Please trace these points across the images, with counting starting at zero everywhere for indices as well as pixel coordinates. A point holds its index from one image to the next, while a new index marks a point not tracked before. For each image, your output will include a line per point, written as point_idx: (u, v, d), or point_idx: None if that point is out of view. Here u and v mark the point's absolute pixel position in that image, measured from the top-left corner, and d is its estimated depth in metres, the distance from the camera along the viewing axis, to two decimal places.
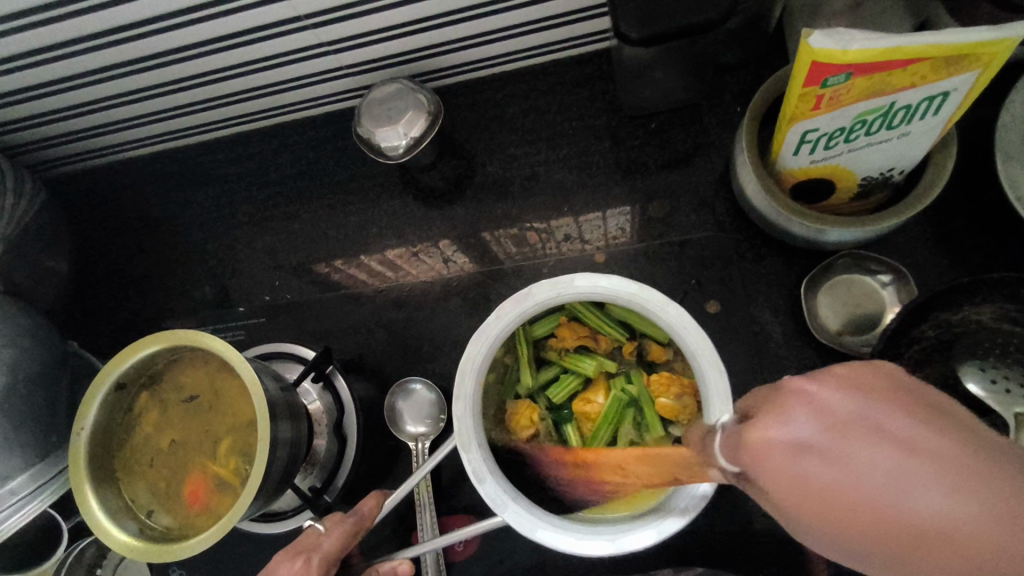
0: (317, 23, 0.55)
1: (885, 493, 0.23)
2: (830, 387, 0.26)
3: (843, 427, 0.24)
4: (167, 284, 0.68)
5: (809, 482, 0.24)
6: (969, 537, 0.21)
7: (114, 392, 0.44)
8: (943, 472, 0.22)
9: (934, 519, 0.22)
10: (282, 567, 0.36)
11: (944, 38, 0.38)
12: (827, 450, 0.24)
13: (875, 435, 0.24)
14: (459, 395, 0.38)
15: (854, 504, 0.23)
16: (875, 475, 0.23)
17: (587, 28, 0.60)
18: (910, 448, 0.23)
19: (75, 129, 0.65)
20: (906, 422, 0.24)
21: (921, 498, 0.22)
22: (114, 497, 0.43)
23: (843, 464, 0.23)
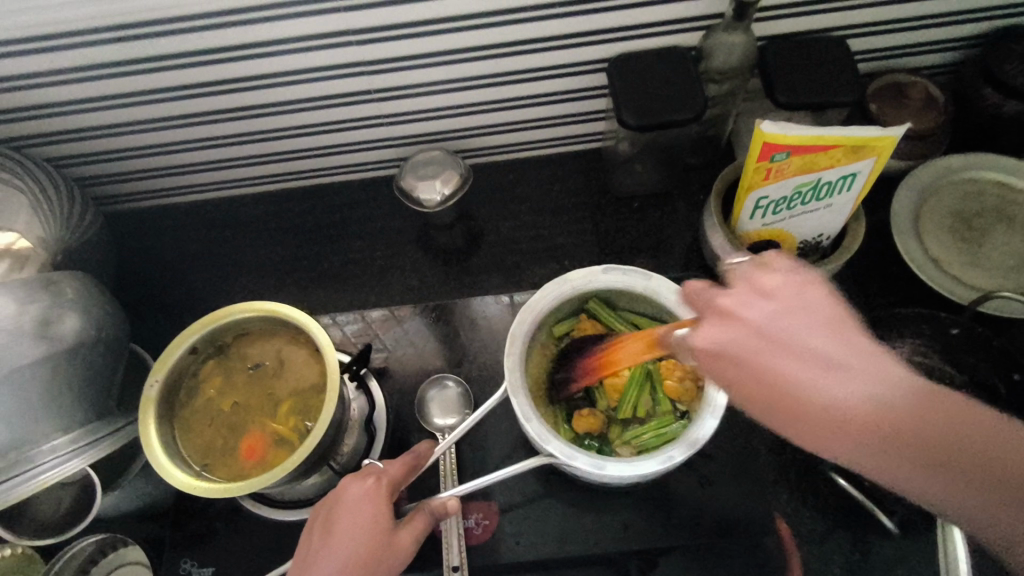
0: (381, 98, 0.69)
1: (805, 385, 0.35)
2: (760, 292, 0.39)
3: (758, 332, 0.37)
4: (196, 311, 0.74)
5: (740, 370, 0.37)
6: (856, 408, 0.33)
7: (189, 353, 0.49)
8: (833, 383, 0.34)
9: (839, 398, 0.34)
10: (354, 484, 0.41)
11: (850, 133, 0.56)
12: (746, 345, 0.37)
13: (788, 332, 0.37)
14: (509, 352, 0.47)
15: (771, 381, 0.36)
16: (788, 366, 0.36)
17: (586, 128, 0.78)
18: (804, 342, 0.36)
19: (139, 168, 0.74)
20: (804, 324, 0.37)
21: (833, 393, 0.34)
22: (174, 448, 0.46)
23: (757, 355, 0.37)
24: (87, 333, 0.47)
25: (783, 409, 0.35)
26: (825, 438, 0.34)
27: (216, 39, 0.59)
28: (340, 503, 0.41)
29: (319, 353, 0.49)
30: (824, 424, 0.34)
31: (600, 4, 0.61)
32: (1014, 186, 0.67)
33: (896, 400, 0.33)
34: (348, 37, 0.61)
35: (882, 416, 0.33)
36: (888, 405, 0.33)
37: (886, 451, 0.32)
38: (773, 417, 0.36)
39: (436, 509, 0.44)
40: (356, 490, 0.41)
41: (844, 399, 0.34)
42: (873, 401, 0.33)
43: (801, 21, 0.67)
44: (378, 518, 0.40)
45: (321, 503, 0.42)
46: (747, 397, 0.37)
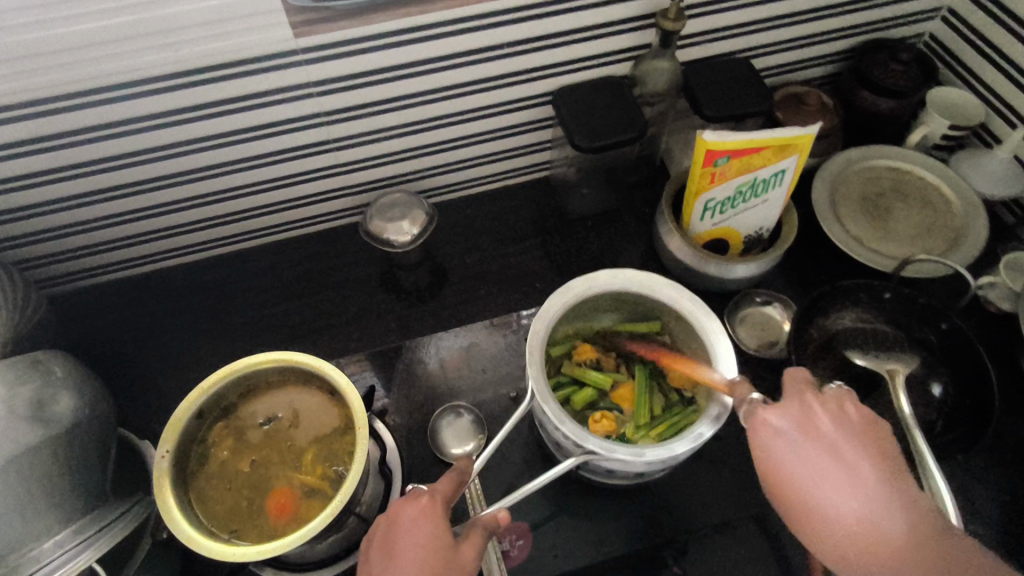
0: (341, 146, 0.70)
1: (818, 498, 0.41)
2: (852, 427, 0.44)
3: (820, 454, 0.42)
4: (160, 386, 0.69)
5: (804, 472, 0.42)
6: (885, 533, 0.39)
7: (197, 417, 0.46)
8: (866, 514, 0.40)
9: (871, 528, 0.39)
10: (408, 505, 0.42)
11: (775, 134, 0.65)
12: (806, 465, 0.42)
13: (848, 454, 0.42)
14: (531, 362, 0.49)
15: (815, 507, 0.41)
16: (838, 490, 0.41)
17: (533, 159, 0.82)
18: (849, 469, 0.41)
19: (80, 245, 0.70)
20: (853, 450, 0.42)
21: (840, 505, 0.40)
22: (197, 519, 0.43)
23: (802, 479, 0.42)
24: (83, 413, 0.45)
25: (820, 534, 0.41)
26: (848, 558, 0.39)
27: (173, 101, 0.59)
28: (398, 526, 0.41)
29: (337, 394, 0.49)
30: (842, 548, 0.40)
31: (542, 42, 0.67)
32: (902, 169, 0.80)
33: (896, 534, 0.39)
34: (310, 89, 0.63)
35: (920, 547, 0.38)
36: (899, 537, 0.39)
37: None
38: (818, 542, 0.41)
39: (487, 520, 0.44)
40: (411, 511, 0.42)
41: (873, 522, 0.39)
42: (883, 528, 0.39)
43: (712, 46, 0.76)
44: (438, 536, 0.41)
45: (373, 529, 0.43)
46: (779, 496, 0.43)
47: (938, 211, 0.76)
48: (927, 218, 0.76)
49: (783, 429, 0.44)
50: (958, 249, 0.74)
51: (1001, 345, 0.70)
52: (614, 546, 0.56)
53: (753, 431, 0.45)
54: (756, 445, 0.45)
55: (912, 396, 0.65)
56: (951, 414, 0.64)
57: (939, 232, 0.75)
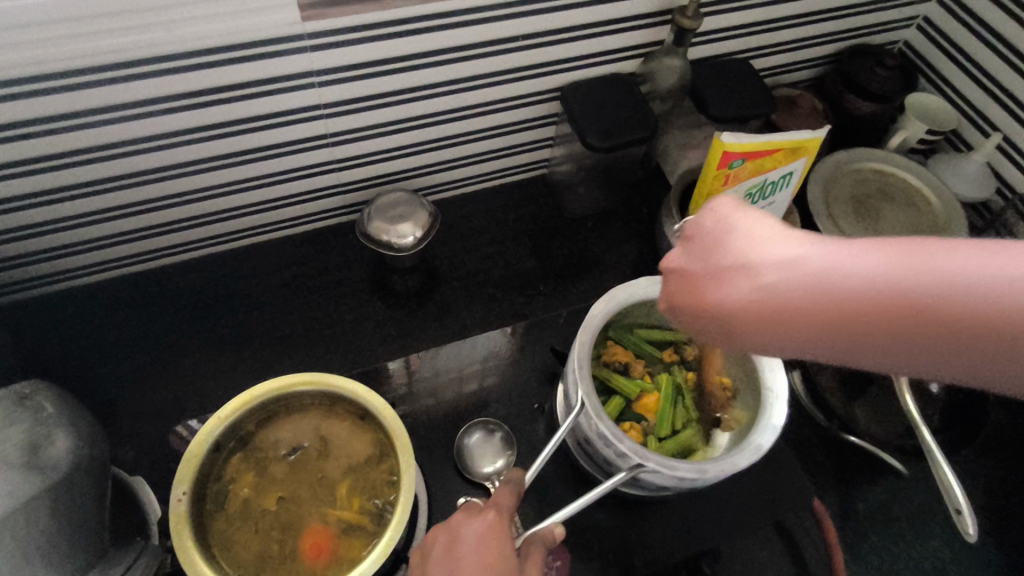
0: (335, 141, 0.65)
1: (742, 275, 0.34)
2: (737, 214, 0.36)
3: (726, 250, 0.35)
4: (134, 409, 0.61)
5: (722, 266, 0.35)
6: (814, 296, 0.31)
7: (213, 452, 0.41)
8: (801, 278, 0.32)
9: (801, 296, 0.32)
10: (473, 521, 0.39)
11: (790, 136, 0.65)
12: (717, 262, 0.36)
13: (753, 236, 0.35)
14: (581, 375, 0.46)
15: (742, 295, 0.34)
16: (762, 261, 0.34)
17: (531, 157, 0.79)
18: (761, 248, 0.34)
19: (31, 251, 0.61)
20: (759, 230, 0.35)
21: (765, 276, 0.33)
22: (223, 569, 0.38)
23: (704, 283, 0.36)
24: (81, 455, 0.38)
25: (744, 325, 0.34)
26: (765, 336, 0.33)
27: (153, 89, 0.52)
28: (460, 542, 0.38)
29: (370, 419, 0.44)
30: (767, 328, 0.33)
31: (554, 37, 0.64)
32: (886, 172, 0.82)
33: (864, 285, 0.30)
34: (310, 78, 0.57)
35: (864, 296, 0.30)
36: (838, 296, 0.31)
37: (840, 338, 0.31)
38: (739, 333, 0.34)
39: (545, 537, 0.41)
40: (477, 528, 0.39)
41: (805, 295, 0.32)
42: (835, 286, 0.31)
43: (714, 46, 0.76)
44: (506, 555, 0.38)
45: (430, 544, 0.39)
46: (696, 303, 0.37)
47: (921, 213, 0.80)
48: (912, 220, 0.79)
49: (694, 253, 0.37)
50: None
51: None
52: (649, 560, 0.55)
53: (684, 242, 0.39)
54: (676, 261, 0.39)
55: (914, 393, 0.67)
56: (947, 410, 0.66)
57: (925, 233, 0.78)
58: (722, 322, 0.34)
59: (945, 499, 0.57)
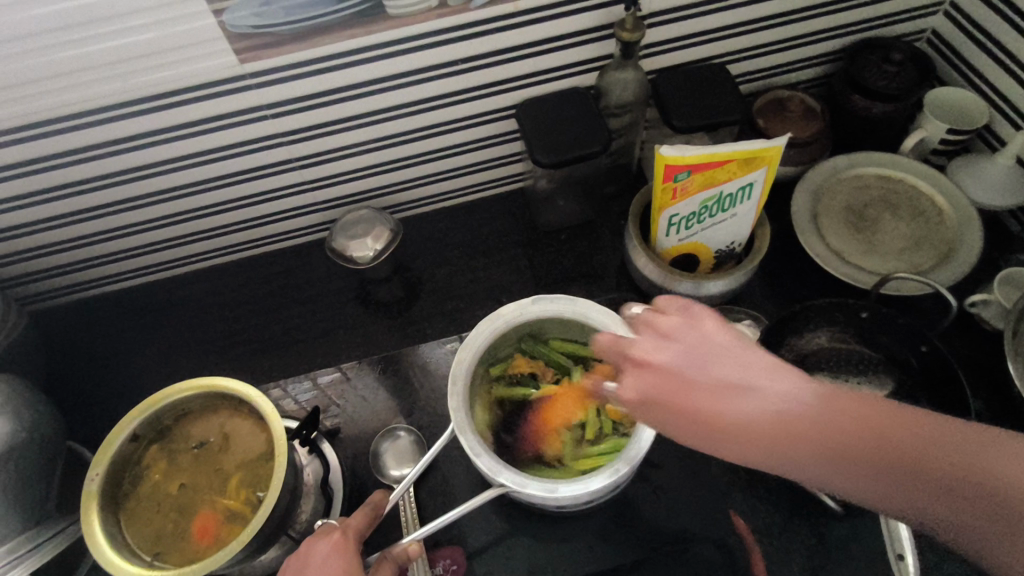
0: (304, 165, 0.71)
1: (712, 385, 0.38)
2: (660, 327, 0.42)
3: (668, 372, 0.40)
4: (135, 399, 0.72)
5: (687, 382, 0.39)
6: (797, 412, 0.37)
7: (128, 442, 0.48)
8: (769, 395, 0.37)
9: (778, 408, 0.37)
10: (321, 541, 0.43)
11: (738, 147, 0.62)
12: (650, 385, 0.40)
13: (711, 339, 0.40)
14: (452, 391, 0.48)
15: (688, 390, 0.39)
16: (721, 389, 0.38)
17: (505, 171, 0.81)
18: (725, 352, 0.40)
19: (62, 264, 0.73)
20: (711, 343, 0.40)
21: (743, 394, 0.38)
22: (120, 540, 0.45)
23: (675, 389, 0.39)
24: (19, 437, 0.47)
25: (708, 422, 0.38)
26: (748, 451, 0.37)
27: (130, 127, 0.61)
28: (308, 563, 0.42)
29: (264, 420, 0.49)
30: (748, 436, 0.37)
31: (498, 58, 0.66)
32: (893, 178, 0.75)
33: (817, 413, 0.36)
34: (264, 112, 0.63)
35: (832, 427, 0.36)
36: (822, 417, 0.36)
37: (822, 456, 0.36)
38: (685, 426, 0.39)
39: (398, 556, 0.45)
40: (323, 548, 0.43)
41: (788, 410, 0.37)
42: (791, 413, 0.37)
43: (686, 53, 0.73)
44: (349, 569, 0.42)
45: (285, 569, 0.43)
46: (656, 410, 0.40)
47: (930, 223, 0.72)
48: (916, 231, 0.71)
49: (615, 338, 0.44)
50: (948, 264, 0.69)
51: (989, 367, 0.66)
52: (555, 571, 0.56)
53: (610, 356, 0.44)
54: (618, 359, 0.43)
55: None
56: None
57: (928, 245, 0.71)
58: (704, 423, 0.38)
59: (888, 541, 0.53)
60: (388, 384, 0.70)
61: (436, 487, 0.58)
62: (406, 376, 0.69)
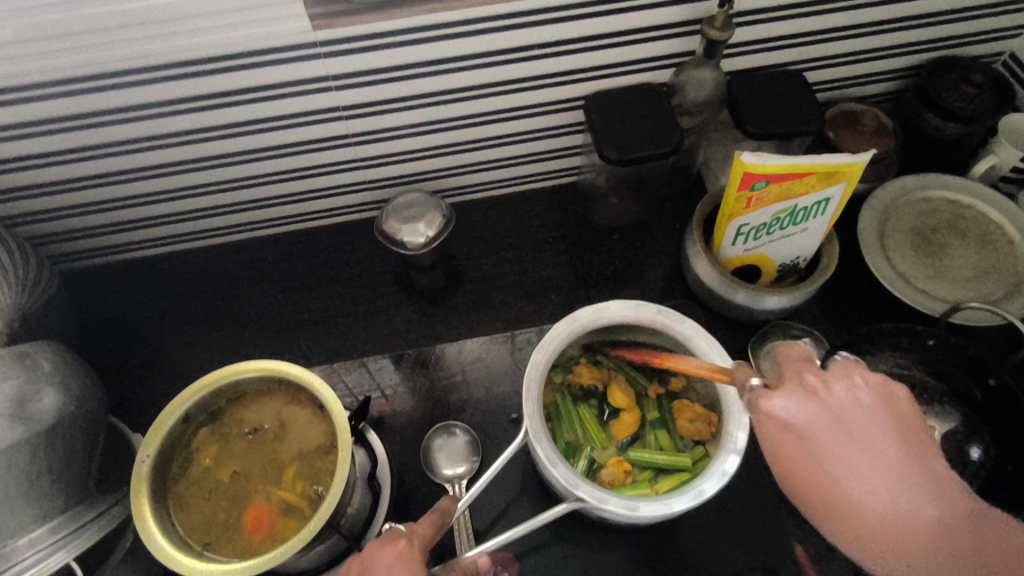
0: (359, 142, 0.68)
1: (829, 456, 0.38)
2: (826, 397, 0.40)
3: (830, 424, 0.39)
4: (168, 371, 0.69)
5: (795, 447, 0.40)
6: (910, 526, 0.36)
7: (181, 423, 0.45)
8: (878, 476, 0.37)
9: (879, 512, 0.37)
10: (385, 549, 0.40)
11: (823, 161, 0.59)
12: (815, 436, 0.39)
13: (867, 437, 0.38)
14: (528, 393, 0.46)
15: (824, 476, 0.39)
16: (845, 472, 0.38)
17: (561, 164, 0.79)
18: (884, 459, 0.37)
19: (98, 224, 0.70)
20: (883, 434, 0.38)
21: (857, 476, 0.38)
22: (172, 529, 0.43)
23: (827, 448, 0.39)
24: (66, 411, 0.44)
25: (831, 505, 0.39)
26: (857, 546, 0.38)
27: (186, 89, 0.57)
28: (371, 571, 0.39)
29: (324, 410, 0.47)
30: (863, 531, 0.37)
31: (574, 46, 0.63)
32: (963, 202, 0.73)
33: (940, 530, 0.36)
34: (328, 82, 0.60)
35: (933, 537, 0.36)
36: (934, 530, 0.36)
37: (880, 546, 0.37)
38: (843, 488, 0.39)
39: (468, 566, 0.43)
40: (387, 557, 0.39)
41: (896, 516, 0.36)
42: (908, 523, 0.36)
43: (764, 56, 0.70)
44: None
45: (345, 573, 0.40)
46: (793, 482, 0.41)
47: (999, 252, 0.70)
48: (985, 259, 0.70)
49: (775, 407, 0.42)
50: (1015, 297, 0.67)
51: None
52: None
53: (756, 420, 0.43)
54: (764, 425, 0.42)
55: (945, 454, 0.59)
56: (988, 479, 0.58)
57: (995, 276, 0.69)
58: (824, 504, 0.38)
59: None
60: (432, 377, 0.68)
61: (493, 501, 0.57)
62: (451, 369, 0.68)
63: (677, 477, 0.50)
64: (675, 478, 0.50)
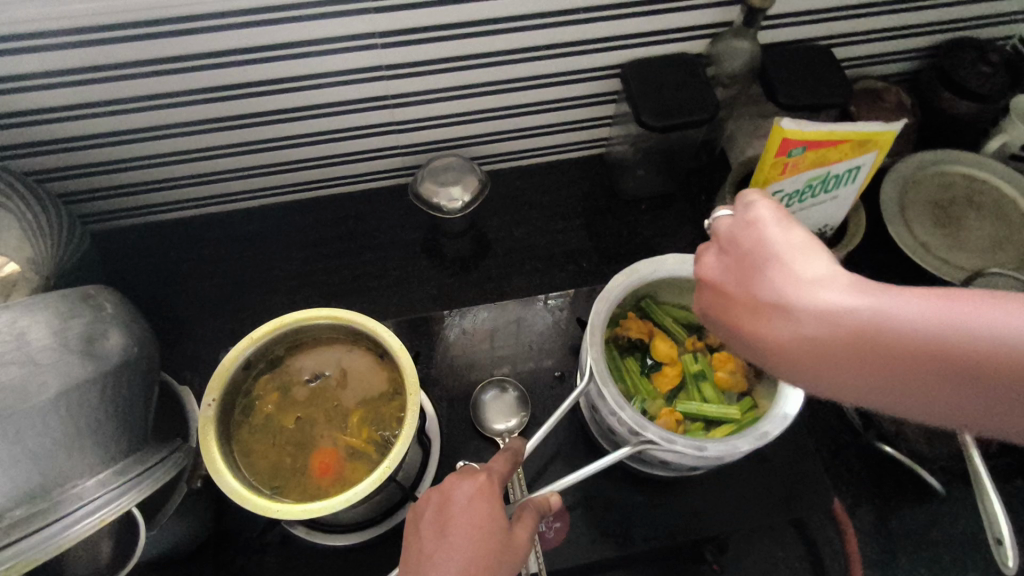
0: (397, 104, 0.68)
1: (748, 291, 0.35)
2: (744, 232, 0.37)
3: (742, 263, 0.36)
4: (197, 333, 0.68)
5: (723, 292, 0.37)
6: (810, 338, 0.31)
7: (244, 368, 0.45)
8: (782, 295, 0.33)
9: (795, 333, 0.32)
10: (465, 481, 0.41)
11: (858, 128, 0.61)
12: (735, 282, 0.36)
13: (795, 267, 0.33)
14: (591, 340, 0.47)
15: (740, 315, 0.35)
16: (768, 298, 0.33)
17: (589, 135, 0.79)
18: (784, 277, 0.33)
19: (126, 183, 0.68)
20: (780, 251, 0.34)
21: (773, 300, 0.33)
22: (241, 472, 0.42)
23: (747, 287, 0.35)
24: (130, 354, 0.43)
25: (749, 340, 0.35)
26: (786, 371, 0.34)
27: (229, 42, 0.56)
28: (451, 501, 0.40)
29: (386, 358, 0.47)
30: (780, 358, 0.33)
31: (616, 12, 0.64)
32: (978, 176, 0.75)
33: (847, 321, 0.30)
34: (374, 40, 0.60)
35: (902, 347, 0.29)
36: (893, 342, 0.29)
37: (832, 370, 0.31)
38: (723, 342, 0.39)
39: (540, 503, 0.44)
40: (468, 489, 0.41)
41: (803, 333, 0.32)
42: (830, 328, 0.31)
43: (794, 30, 0.72)
44: (495, 516, 0.40)
45: (424, 504, 0.41)
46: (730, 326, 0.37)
47: (1012, 225, 0.73)
48: (1000, 231, 0.73)
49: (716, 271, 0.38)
50: None
51: None
52: (651, 539, 0.55)
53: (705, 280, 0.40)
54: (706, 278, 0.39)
55: None
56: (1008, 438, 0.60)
57: (1009, 246, 0.72)
58: (760, 347, 0.33)
59: (987, 525, 0.52)
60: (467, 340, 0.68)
61: (539, 456, 0.58)
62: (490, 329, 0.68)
63: (727, 425, 0.52)
64: (725, 426, 0.52)
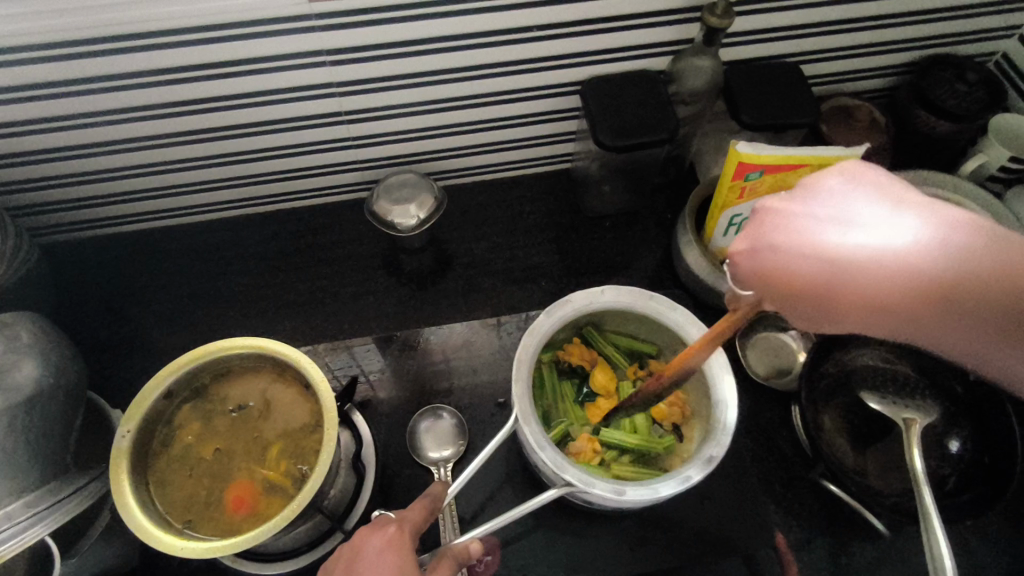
0: (350, 120, 0.67)
1: (827, 249, 0.38)
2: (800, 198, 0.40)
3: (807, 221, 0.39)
4: (148, 348, 0.68)
5: (790, 252, 0.39)
6: (901, 281, 0.36)
7: (164, 398, 0.44)
8: (873, 245, 0.37)
9: (888, 272, 0.36)
10: (374, 535, 0.40)
11: (818, 152, 0.59)
12: (799, 237, 0.39)
13: (857, 216, 0.38)
14: (516, 376, 0.46)
15: (822, 269, 0.38)
16: (849, 248, 0.37)
17: (554, 150, 0.78)
18: (865, 226, 0.37)
19: (80, 196, 0.68)
20: (853, 208, 0.38)
21: (856, 246, 0.37)
22: (150, 505, 0.42)
23: (825, 247, 0.38)
24: (46, 383, 0.43)
25: (823, 293, 0.38)
26: (859, 314, 0.38)
27: (168, 59, 0.55)
28: (360, 556, 0.39)
29: (310, 389, 0.46)
30: (860, 299, 0.37)
31: (571, 30, 0.62)
32: (952, 199, 0.73)
33: (940, 263, 0.35)
34: (322, 57, 0.59)
35: (970, 286, 0.35)
36: (975, 273, 0.35)
37: (910, 309, 0.36)
38: (769, 281, 0.41)
39: (458, 551, 0.43)
40: (377, 542, 0.40)
41: (894, 271, 0.36)
42: (917, 266, 0.35)
43: (761, 47, 0.70)
44: (405, 569, 0.39)
45: (335, 561, 0.40)
46: (794, 285, 0.39)
47: None
48: None
49: (788, 208, 0.40)
50: None
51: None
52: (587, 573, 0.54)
53: (751, 247, 0.41)
54: (758, 239, 0.41)
55: (925, 447, 0.59)
56: (968, 471, 0.58)
57: None
58: (850, 290, 0.37)
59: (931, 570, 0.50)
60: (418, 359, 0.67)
61: (479, 485, 0.57)
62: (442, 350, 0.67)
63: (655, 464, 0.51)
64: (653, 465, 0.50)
